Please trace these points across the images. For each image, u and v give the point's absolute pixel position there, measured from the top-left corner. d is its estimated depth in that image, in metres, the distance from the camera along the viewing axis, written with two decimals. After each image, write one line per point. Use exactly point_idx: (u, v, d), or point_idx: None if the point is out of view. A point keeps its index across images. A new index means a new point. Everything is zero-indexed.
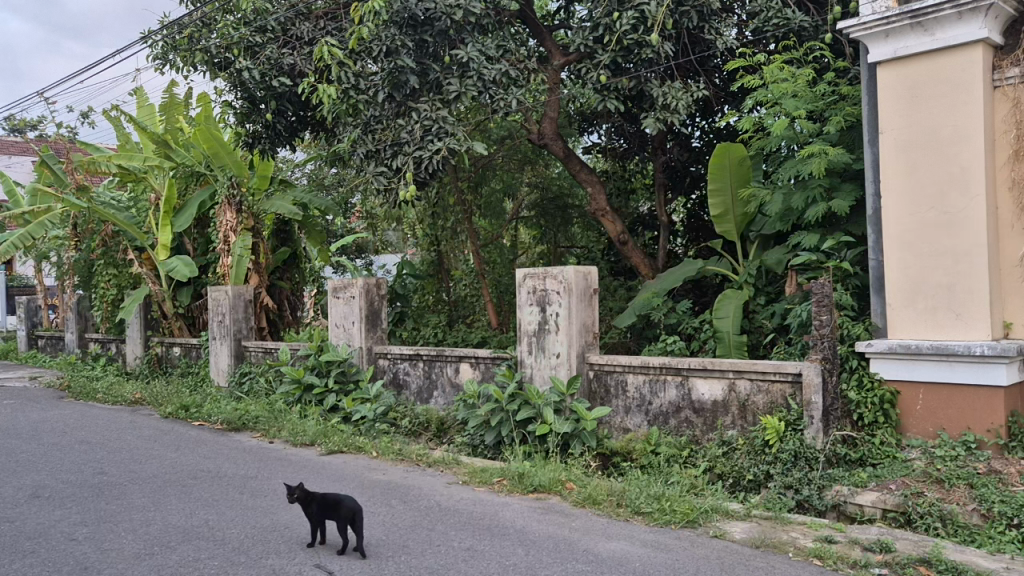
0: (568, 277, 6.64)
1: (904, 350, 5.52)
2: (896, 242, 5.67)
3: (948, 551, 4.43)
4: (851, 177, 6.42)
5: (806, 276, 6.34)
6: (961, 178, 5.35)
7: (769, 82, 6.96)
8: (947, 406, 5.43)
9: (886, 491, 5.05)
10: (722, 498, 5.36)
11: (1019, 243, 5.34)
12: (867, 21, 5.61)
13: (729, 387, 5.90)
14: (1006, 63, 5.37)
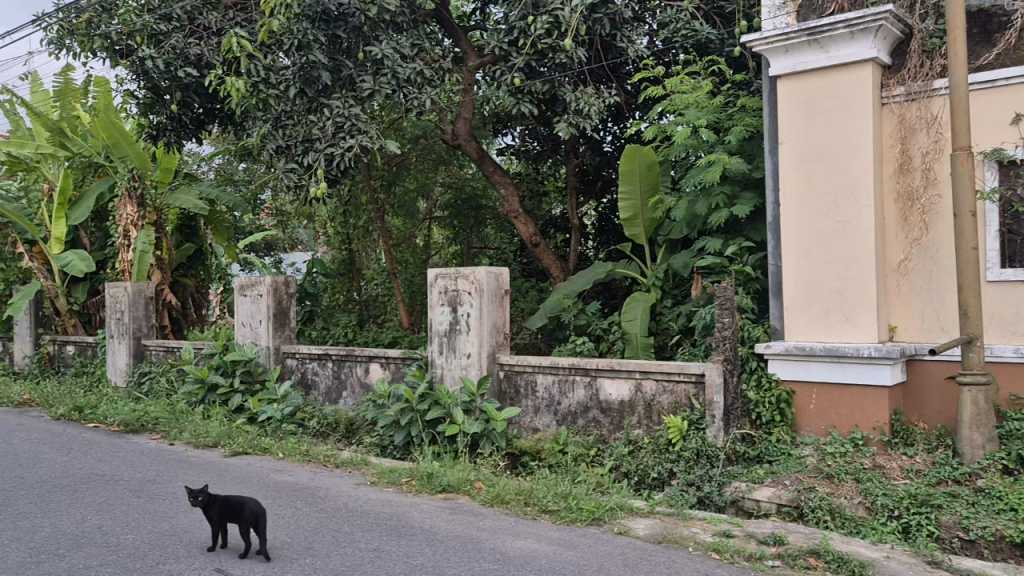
0: (479, 277, 6.67)
1: (799, 351, 5.79)
2: (793, 248, 5.92)
3: (835, 542, 4.67)
4: (753, 186, 6.66)
5: (710, 280, 6.55)
6: (853, 189, 5.64)
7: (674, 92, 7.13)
8: (838, 405, 5.71)
9: (781, 487, 5.29)
10: (627, 496, 5.50)
11: (903, 250, 5.67)
12: (769, 36, 5.82)
13: (636, 387, 6.06)
14: (893, 82, 5.70)
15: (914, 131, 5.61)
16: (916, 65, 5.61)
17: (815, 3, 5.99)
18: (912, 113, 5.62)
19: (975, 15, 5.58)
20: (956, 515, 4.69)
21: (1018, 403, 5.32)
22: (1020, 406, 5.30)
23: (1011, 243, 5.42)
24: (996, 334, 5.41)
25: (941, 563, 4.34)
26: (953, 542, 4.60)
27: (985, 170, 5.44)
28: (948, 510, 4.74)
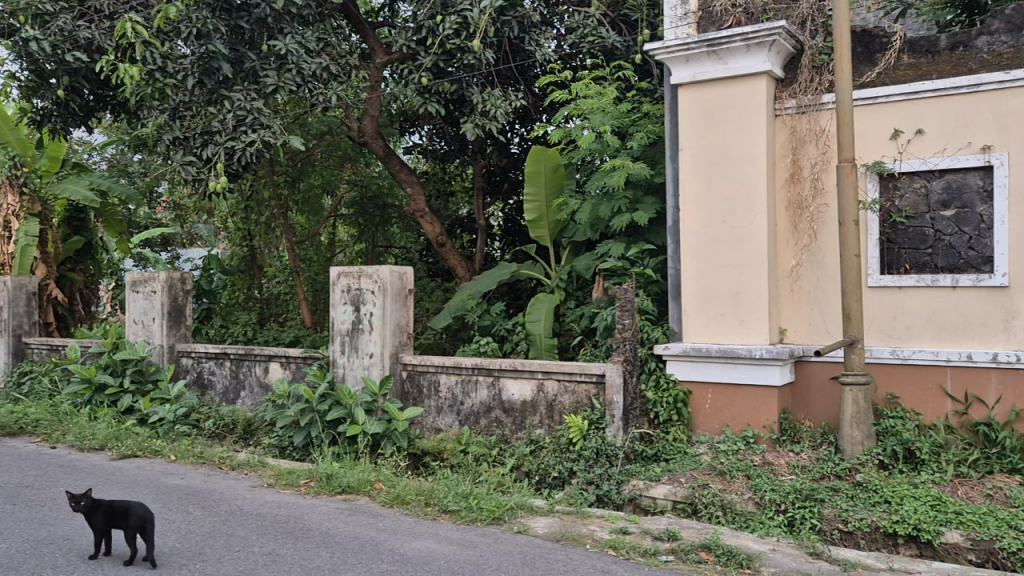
0: (383, 277, 6.61)
1: (695, 352, 5.96)
2: (691, 252, 6.09)
3: (726, 537, 4.85)
4: (654, 191, 6.83)
5: (611, 282, 6.67)
6: (748, 196, 5.85)
7: (579, 96, 7.27)
8: (731, 404, 5.91)
9: (676, 484, 5.44)
10: (528, 495, 5.55)
11: (794, 256, 5.93)
12: (671, 45, 5.96)
13: (538, 387, 6.13)
14: (785, 94, 5.95)
15: (804, 143, 5.86)
16: (807, 80, 5.86)
17: (714, 16, 6.18)
18: (803, 125, 5.87)
19: (860, 34, 5.88)
20: (837, 508, 4.93)
21: (894, 402, 5.63)
22: (895, 405, 5.62)
23: (890, 251, 5.75)
24: (876, 337, 5.73)
25: (822, 554, 4.57)
26: (833, 533, 4.86)
27: (867, 181, 5.74)
28: (829, 504, 4.98)
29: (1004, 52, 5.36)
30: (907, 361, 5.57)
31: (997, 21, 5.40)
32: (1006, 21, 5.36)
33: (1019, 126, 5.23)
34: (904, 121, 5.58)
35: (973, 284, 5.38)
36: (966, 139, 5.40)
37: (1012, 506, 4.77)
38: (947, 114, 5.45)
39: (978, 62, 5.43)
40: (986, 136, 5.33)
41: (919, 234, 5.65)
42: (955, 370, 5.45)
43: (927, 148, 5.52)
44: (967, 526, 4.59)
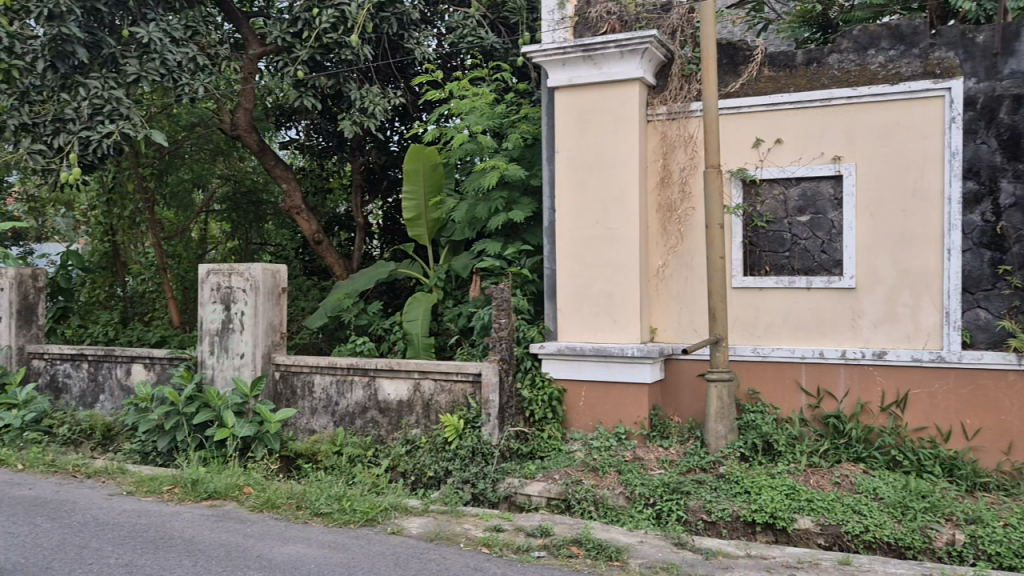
0: (255, 275, 6.40)
1: (570, 351, 6.07)
2: (566, 253, 6.21)
3: (596, 531, 4.97)
4: (530, 192, 6.92)
5: (489, 281, 6.72)
6: (620, 199, 6.01)
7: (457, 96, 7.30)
8: (604, 401, 6.05)
9: (550, 481, 5.53)
10: (402, 495, 5.51)
11: (663, 256, 6.14)
12: (548, 49, 6.03)
13: (414, 387, 6.12)
14: (656, 101, 6.15)
15: (673, 148, 6.08)
16: (676, 88, 6.07)
17: (589, 22, 6.32)
18: (672, 131, 6.09)
19: (725, 46, 6.16)
20: (701, 499, 5.14)
21: (754, 397, 5.93)
22: (756, 399, 5.92)
23: (752, 253, 6.03)
24: (738, 335, 6.01)
25: (685, 544, 4.76)
26: (697, 524, 5.07)
27: (732, 187, 6.01)
28: (694, 496, 5.18)
29: (852, 69, 5.72)
30: (766, 359, 5.88)
31: (846, 40, 5.75)
32: (854, 41, 5.72)
33: (866, 138, 5.60)
34: (765, 131, 5.89)
35: (825, 286, 5.73)
36: (819, 149, 5.74)
37: (858, 493, 5.11)
38: (803, 126, 5.78)
39: (830, 78, 5.76)
40: (838, 147, 5.69)
41: (778, 238, 5.97)
42: (809, 366, 5.79)
43: (785, 157, 5.84)
44: (818, 512, 4.88)
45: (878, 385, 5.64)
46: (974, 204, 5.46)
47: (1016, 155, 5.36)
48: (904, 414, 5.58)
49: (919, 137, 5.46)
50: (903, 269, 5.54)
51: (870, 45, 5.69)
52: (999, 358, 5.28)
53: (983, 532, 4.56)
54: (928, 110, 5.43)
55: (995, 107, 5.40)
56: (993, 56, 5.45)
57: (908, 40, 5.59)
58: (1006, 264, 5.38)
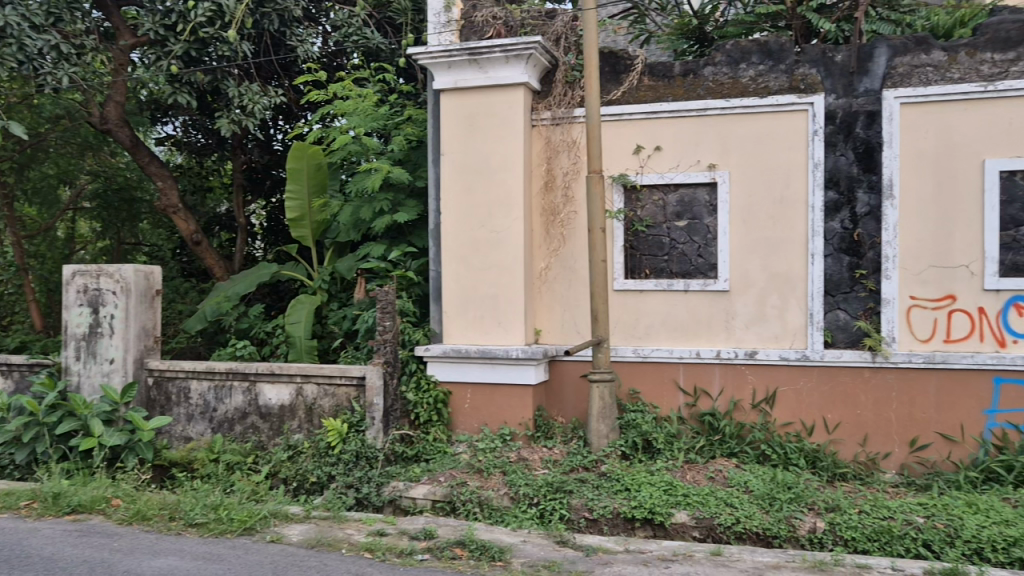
0: (126, 276, 6.12)
1: (455, 353, 6.07)
2: (452, 255, 6.21)
3: (480, 532, 5.01)
4: (416, 194, 6.89)
5: (374, 284, 6.66)
6: (506, 202, 6.07)
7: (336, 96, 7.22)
8: (489, 403, 6.09)
9: (435, 484, 5.52)
10: (283, 503, 5.39)
11: (547, 259, 6.25)
12: (433, 51, 6.00)
13: (296, 391, 6.00)
14: (541, 106, 6.23)
15: (557, 153, 6.19)
16: (561, 94, 6.20)
17: (475, 26, 6.37)
18: (556, 136, 6.21)
19: (607, 55, 6.28)
20: (584, 498, 5.25)
21: (635, 397, 6.10)
22: (636, 399, 6.09)
23: (633, 257, 6.20)
24: (619, 336, 6.17)
25: (566, 542, 4.86)
26: (579, 521, 5.18)
27: (613, 192, 6.16)
28: (577, 494, 5.28)
29: (725, 82, 5.96)
30: (646, 359, 6.06)
31: (720, 53, 5.97)
32: (727, 54, 5.96)
33: (738, 148, 5.87)
34: (645, 138, 6.08)
35: (701, 289, 5.97)
36: (696, 157, 5.97)
37: (730, 486, 5.34)
38: (680, 134, 6.00)
39: (704, 89, 5.98)
40: (712, 155, 5.93)
41: (657, 242, 6.14)
42: (686, 366, 6.01)
43: (663, 164, 6.04)
44: (693, 506, 5.07)
45: (750, 383, 5.90)
46: (834, 212, 5.80)
47: (871, 167, 5.73)
48: (773, 411, 5.87)
49: (786, 148, 5.79)
50: (772, 273, 5.85)
51: (741, 60, 5.95)
52: (857, 356, 5.66)
53: (841, 519, 4.86)
54: (793, 122, 5.78)
55: (852, 122, 5.74)
56: (849, 75, 5.76)
57: (776, 55, 5.88)
58: (862, 268, 5.74)
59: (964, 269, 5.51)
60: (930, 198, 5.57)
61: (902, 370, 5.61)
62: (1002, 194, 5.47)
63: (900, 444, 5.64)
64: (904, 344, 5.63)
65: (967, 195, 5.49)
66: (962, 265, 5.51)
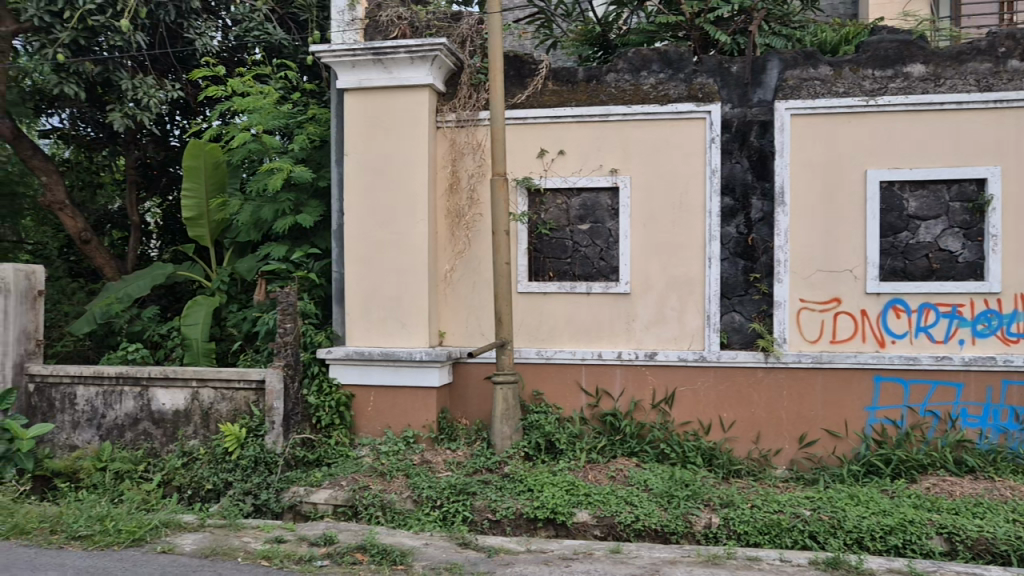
0: (5, 276, 5.85)
1: (358, 356, 5.99)
2: (355, 256, 6.13)
3: (381, 536, 4.97)
4: (319, 194, 6.77)
5: (275, 285, 6.52)
6: (409, 203, 6.04)
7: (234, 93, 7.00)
8: (393, 406, 6.05)
9: (336, 488, 5.44)
10: (176, 511, 5.21)
11: (451, 261, 6.25)
12: (336, 50, 5.91)
13: (192, 396, 5.81)
14: (446, 108, 6.23)
15: (461, 155, 6.21)
16: (466, 96, 6.21)
17: (380, 25, 6.30)
18: (461, 138, 6.22)
19: (512, 59, 6.31)
20: (487, 499, 5.26)
21: (539, 398, 6.16)
22: (540, 400, 6.15)
23: (536, 260, 6.26)
24: (524, 338, 6.22)
25: (469, 544, 4.86)
26: (483, 523, 5.20)
27: (518, 195, 6.21)
28: (480, 496, 5.29)
29: (627, 89, 6.09)
30: (550, 360, 6.13)
31: (622, 61, 6.12)
32: (628, 62, 6.10)
33: (639, 153, 6.02)
34: (549, 142, 6.15)
35: (603, 291, 6.08)
36: (598, 162, 6.08)
37: (630, 485, 5.45)
38: (583, 139, 6.10)
39: (607, 95, 6.10)
40: (614, 160, 6.06)
41: (560, 245, 6.23)
42: (589, 367, 6.11)
43: (567, 168, 6.13)
44: (594, 506, 5.15)
45: (650, 384, 6.05)
46: (730, 217, 6.00)
47: (764, 174, 5.95)
48: (672, 410, 6.03)
49: (684, 155, 5.96)
50: (671, 276, 6.01)
51: (642, 68, 6.10)
52: (750, 356, 5.88)
53: (734, 514, 5.03)
54: (692, 130, 5.95)
55: (746, 131, 5.96)
56: (744, 86, 5.98)
57: (675, 65, 6.05)
58: (756, 272, 5.97)
59: (849, 273, 5.80)
60: (818, 205, 5.83)
61: (791, 370, 5.86)
62: (882, 202, 5.79)
63: (790, 440, 5.89)
64: (794, 344, 5.87)
65: (850, 203, 5.79)
66: (847, 269, 5.80)
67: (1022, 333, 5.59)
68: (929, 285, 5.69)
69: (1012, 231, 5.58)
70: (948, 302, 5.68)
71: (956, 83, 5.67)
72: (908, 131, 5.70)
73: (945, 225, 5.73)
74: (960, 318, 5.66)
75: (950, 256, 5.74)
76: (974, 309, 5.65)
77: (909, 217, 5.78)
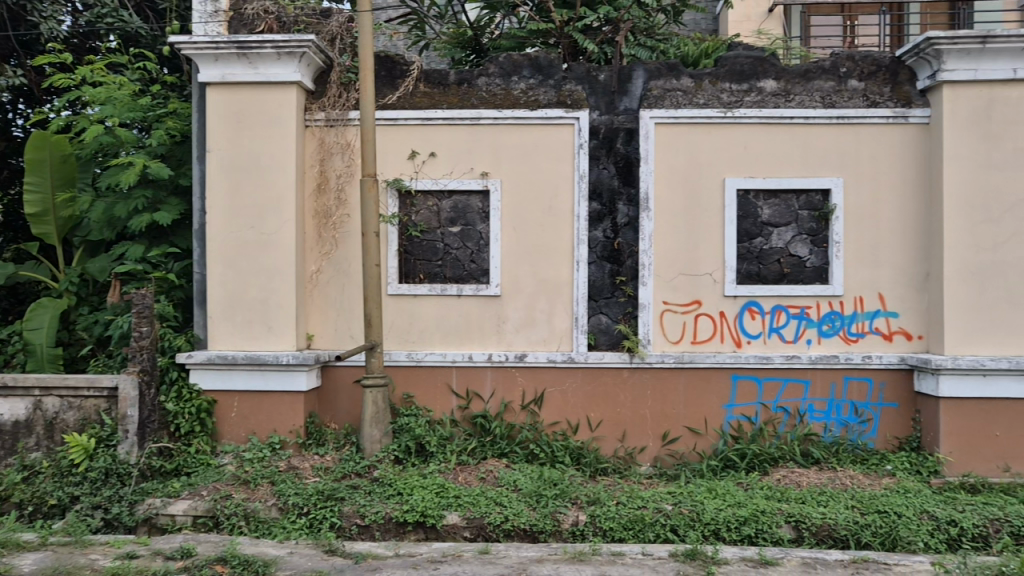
0: None
1: (221, 360, 5.76)
2: (217, 256, 5.89)
3: (243, 546, 4.81)
4: (180, 191, 6.50)
5: (130, 287, 6.19)
6: (276, 203, 5.87)
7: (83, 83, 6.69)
8: (258, 411, 5.86)
9: (196, 498, 5.21)
10: (14, 530, 4.86)
11: (319, 262, 6.11)
12: (198, 42, 5.66)
13: (34, 405, 5.49)
14: (315, 107, 6.10)
15: (330, 154, 6.10)
16: (335, 95, 6.10)
17: (245, 18, 6.11)
18: (330, 138, 6.11)
19: (383, 59, 6.26)
20: (355, 504, 5.18)
21: (409, 401, 6.12)
22: (410, 403, 6.11)
23: (407, 262, 6.22)
24: (394, 341, 6.16)
25: (335, 550, 4.77)
26: (351, 529, 5.10)
27: (388, 196, 6.14)
28: (348, 501, 5.19)
29: (498, 92, 6.15)
30: (420, 363, 6.10)
31: (493, 65, 6.17)
32: (499, 67, 6.17)
33: (509, 157, 6.09)
34: (420, 144, 6.12)
35: (473, 294, 6.10)
36: (469, 165, 6.11)
37: (499, 486, 5.50)
38: (454, 142, 6.11)
39: (478, 98, 6.14)
40: (485, 163, 6.10)
41: (431, 247, 6.21)
42: (459, 369, 6.12)
43: (438, 170, 6.12)
44: (464, 507, 5.16)
45: (519, 385, 6.13)
46: (597, 221, 6.17)
47: (629, 181, 6.15)
48: (541, 411, 6.13)
49: (553, 160, 6.08)
50: (540, 279, 6.11)
51: (513, 73, 6.18)
52: (616, 357, 6.05)
53: (601, 511, 5.15)
54: (560, 136, 6.07)
55: (613, 138, 6.13)
56: (611, 94, 6.17)
57: (545, 71, 6.17)
58: (622, 275, 6.16)
59: (708, 277, 6.07)
60: (680, 212, 6.07)
61: (655, 370, 6.07)
62: (739, 209, 6.09)
63: (653, 437, 6.10)
64: (657, 345, 6.09)
65: (710, 210, 6.06)
66: (706, 273, 6.07)
67: (861, 333, 6.02)
68: (781, 288, 6.04)
69: (853, 239, 6.00)
70: (797, 305, 6.04)
71: (803, 99, 6.05)
72: (762, 143, 6.03)
73: (795, 232, 6.10)
74: (807, 319, 6.04)
75: (799, 261, 6.11)
76: (820, 311, 6.03)
77: (763, 224, 6.11)
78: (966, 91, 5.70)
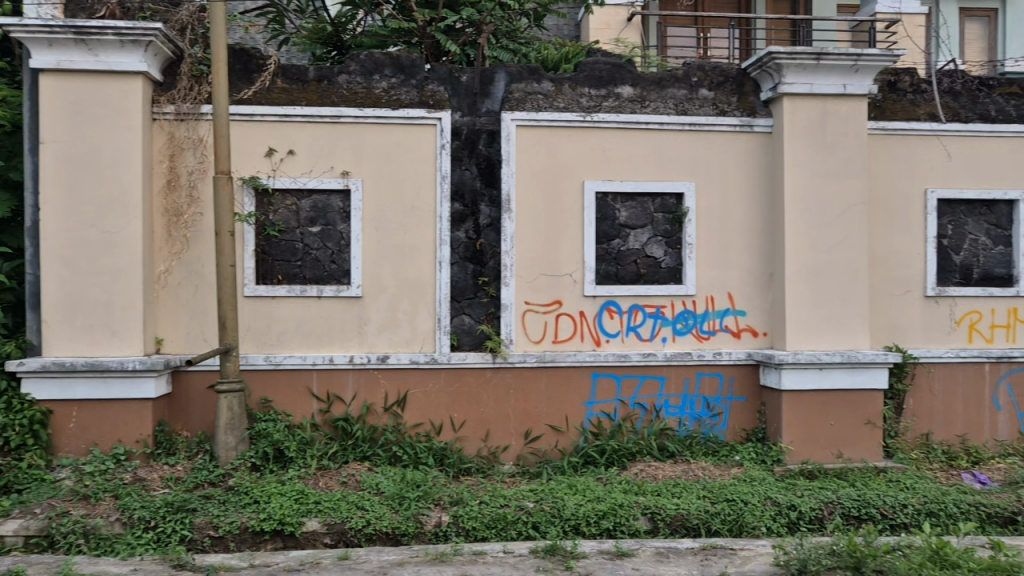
0: None
1: (58, 367, 5.38)
2: (53, 256, 5.49)
3: (81, 565, 4.52)
4: (11, 186, 6.05)
5: None
6: (120, 200, 5.55)
7: None
8: (100, 421, 5.52)
9: (28, 517, 4.85)
10: None
11: (168, 262, 5.82)
12: (29, 24, 5.27)
13: None
14: (163, 99, 5.81)
15: (181, 150, 5.82)
16: (186, 88, 5.84)
17: (83, 2, 5.77)
18: (180, 132, 5.83)
19: (237, 52, 6.04)
20: (209, 515, 4.95)
21: (267, 406, 5.92)
22: (269, 408, 5.91)
23: (264, 262, 6.02)
24: (250, 344, 5.95)
25: (185, 565, 4.56)
26: (203, 541, 4.89)
27: (243, 195, 5.92)
28: (201, 512, 4.97)
29: (359, 91, 6.06)
30: (279, 367, 5.92)
31: (354, 62, 6.09)
32: (360, 65, 6.08)
33: (371, 157, 6.01)
34: (278, 141, 5.94)
35: (334, 295, 5.98)
36: (329, 163, 5.99)
37: (361, 490, 5.41)
38: (314, 140, 5.97)
39: (338, 96, 6.02)
40: (346, 162, 6.00)
41: (290, 248, 6.04)
42: (320, 372, 5.98)
43: (297, 168, 5.97)
44: (324, 513, 5.04)
45: (382, 387, 6.05)
46: (459, 222, 6.17)
47: (491, 182, 6.19)
48: (404, 412, 6.08)
49: (415, 161, 6.05)
50: (402, 279, 6.07)
51: (375, 71, 6.11)
52: (479, 357, 6.08)
53: (464, 511, 5.16)
54: (422, 136, 6.06)
55: (475, 139, 6.16)
56: (473, 96, 6.21)
57: (407, 70, 6.13)
58: (484, 275, 6.20)
59: (569, 277, 6.21)
60: (541, 214, 6.17)
61: (517, 369, 6.14)
62: (598, 212, 6.26)
63: (516, 436, 6.18)
64: (520, 345, 6.17)
65: (570, 212, 6.20)
66: (567, 273, 6.20)
67: (711, 331, 6.32)
68: (637, 288, 6.25)
69: (704, 241, 6.29)
70: (652, 304, 6.27)
71: (658, 105, 6.30)
72: (619, 147, 6.22)
73: (650, 234, 6.33)
74: (662, 318, 6.28)
75: (654, 262, 6.34)
76: (674, 310, 6.29)
77: (620, 226, 6.31)
78: (805, 103, 6.10)
